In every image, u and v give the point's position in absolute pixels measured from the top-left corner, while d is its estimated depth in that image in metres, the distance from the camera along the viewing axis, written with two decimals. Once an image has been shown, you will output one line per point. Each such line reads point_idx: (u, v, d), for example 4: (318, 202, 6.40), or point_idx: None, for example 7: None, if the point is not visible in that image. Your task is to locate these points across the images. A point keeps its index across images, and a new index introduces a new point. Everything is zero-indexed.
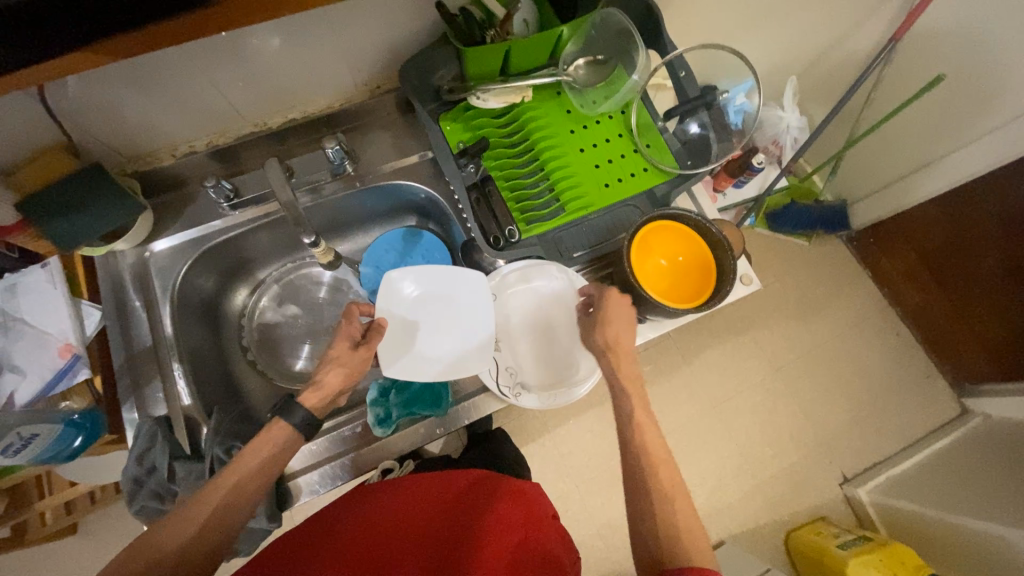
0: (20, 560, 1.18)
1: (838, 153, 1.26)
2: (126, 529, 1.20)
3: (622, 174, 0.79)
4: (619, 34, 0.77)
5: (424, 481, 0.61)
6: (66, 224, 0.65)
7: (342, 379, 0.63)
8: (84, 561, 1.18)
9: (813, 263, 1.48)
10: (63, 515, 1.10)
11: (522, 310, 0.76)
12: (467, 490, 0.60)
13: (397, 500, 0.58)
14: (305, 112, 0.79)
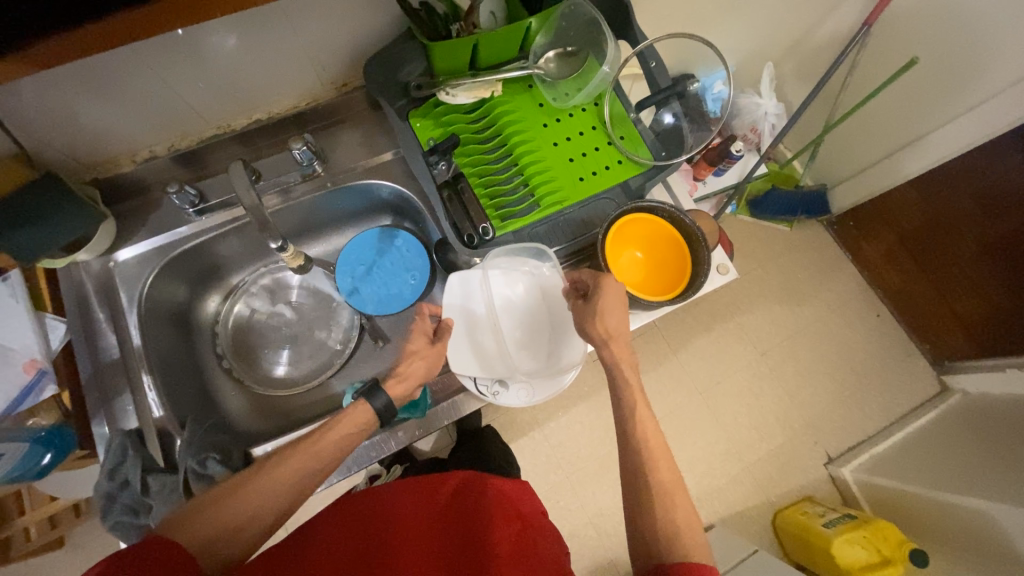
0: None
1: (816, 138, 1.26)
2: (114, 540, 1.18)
3: (597, 167, 0.78)
4: (588, 24, 0.76)
5: (413, 485, 0.60)
6: (24, 236, 0.62)
7: (423, 369, 0.69)
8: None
9: (795, 248, 1.49)
10: (47, 530, 1.08)
11: (508, 307, 0.75)
12: (458, 493, 0.59)
13: (387, 506, 0.57)
14: (271, 112, 0.77)
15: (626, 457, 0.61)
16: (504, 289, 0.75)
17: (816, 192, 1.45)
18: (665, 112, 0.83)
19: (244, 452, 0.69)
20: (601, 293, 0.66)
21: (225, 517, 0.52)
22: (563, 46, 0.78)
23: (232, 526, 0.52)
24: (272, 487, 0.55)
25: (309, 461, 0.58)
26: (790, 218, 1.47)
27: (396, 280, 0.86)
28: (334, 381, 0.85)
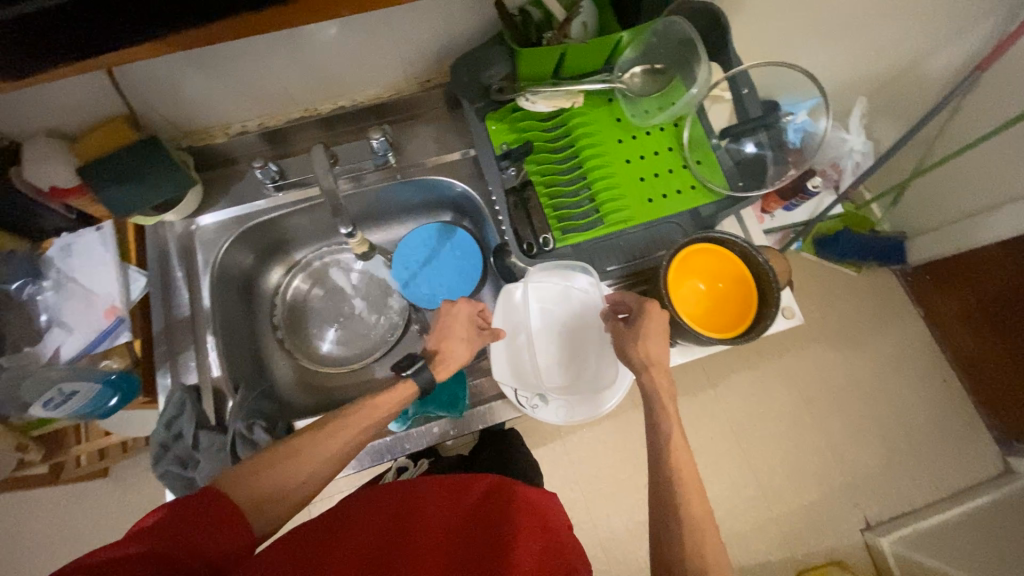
0: (55, 495, 1.26)
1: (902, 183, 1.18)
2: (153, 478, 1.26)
3: (667, 190, 0.76)
4: (681, 42, 0.73)
5: (439, 483, 0.59)
6: (121, 191, 0.68)
7: (465, 352, 0.71)
8: (112, 506, 1.26)
9: (859, 295, 1.40)
10: (96, 459, 1.17)
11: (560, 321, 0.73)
12: (483, 501, 0.58)
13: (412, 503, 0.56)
14: (354, 101, 0.80)
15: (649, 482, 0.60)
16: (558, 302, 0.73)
17: (893, 239, 1.35)
18: (747, 141, 0.80)
19: (287, 425, 0.71)
20: (643, 318, 0.65)
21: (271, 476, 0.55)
22: (652, 63, 0.77)
23: (282, 488, 0.55)
24: (319, 457, 0.58)
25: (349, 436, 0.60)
26: (859, 264, 1.38)
27: (449, 276, 0.87)
28: (375, 365, 0.86)
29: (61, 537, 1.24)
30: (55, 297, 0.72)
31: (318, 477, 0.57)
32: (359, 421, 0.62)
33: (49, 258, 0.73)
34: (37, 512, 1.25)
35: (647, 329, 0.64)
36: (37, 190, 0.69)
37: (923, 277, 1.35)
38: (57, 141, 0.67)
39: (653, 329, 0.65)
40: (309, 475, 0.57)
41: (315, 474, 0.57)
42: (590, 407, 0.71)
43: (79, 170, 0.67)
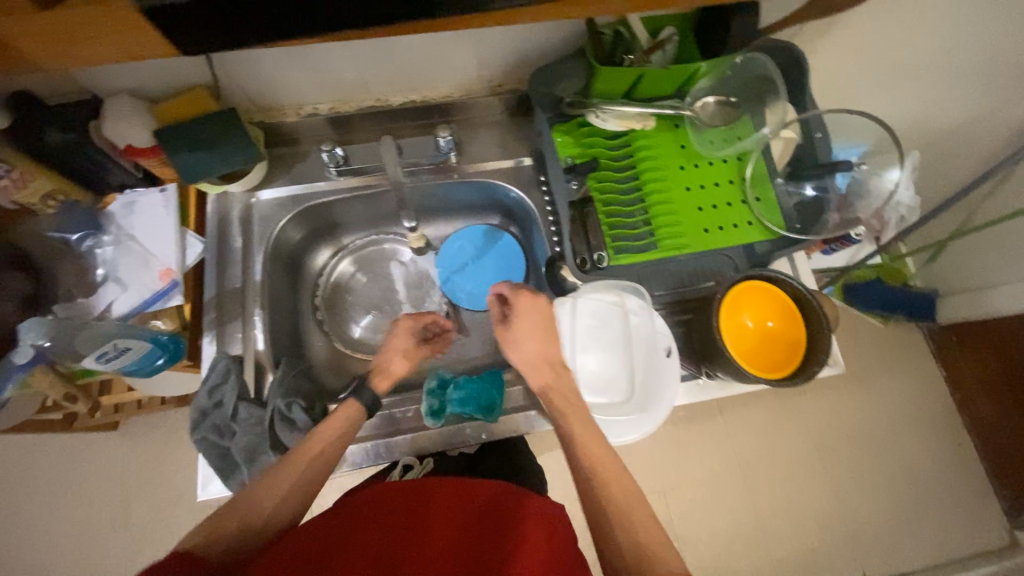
0: (60, 441, 1.27)
1: None
2: (159, 437, 1.27)
3: (724, 223, 0.76)
4: (758, 79, 0.75)
5: (421, 487, 0.56)
6: (194, 158, 0.70)
7: (405, 365, 0.72)
8: (119, 460, 1.26)
9: (886, 348, 1.37)
10: (110, 412, 1.18)
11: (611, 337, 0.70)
12: (475, 503, 0.55)
13: (400, 508, 0.53)
14: (424, 96, 0.81)
15: (591, 516, 0.55)
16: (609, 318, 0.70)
17: (926, 295, 1.33)
18: (808, 184, 0.79)
19: (324, 408, 0.72)
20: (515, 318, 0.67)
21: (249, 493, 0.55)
22: (726, 95, 0.77)
23: (253, 515, 0.54)
24: (282, 482, 0.57)
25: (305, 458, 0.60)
26: (886, 316, 1.36)
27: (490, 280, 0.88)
28: None
29: (61, 484, 1.24)
30: (113, 253, 0.73)
31: (294, 503, 0.56)
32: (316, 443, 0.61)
33: (110, 213, 0.74)
34: (44, 455, 1.25)
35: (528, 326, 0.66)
36: (112, 145, 0.70)
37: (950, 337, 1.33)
38: (139, 100, 0.68)
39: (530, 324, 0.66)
40: (284, 495, 0.56)
41: (290, 498, 0.57)
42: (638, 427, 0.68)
43: (156, 132, 0.68)
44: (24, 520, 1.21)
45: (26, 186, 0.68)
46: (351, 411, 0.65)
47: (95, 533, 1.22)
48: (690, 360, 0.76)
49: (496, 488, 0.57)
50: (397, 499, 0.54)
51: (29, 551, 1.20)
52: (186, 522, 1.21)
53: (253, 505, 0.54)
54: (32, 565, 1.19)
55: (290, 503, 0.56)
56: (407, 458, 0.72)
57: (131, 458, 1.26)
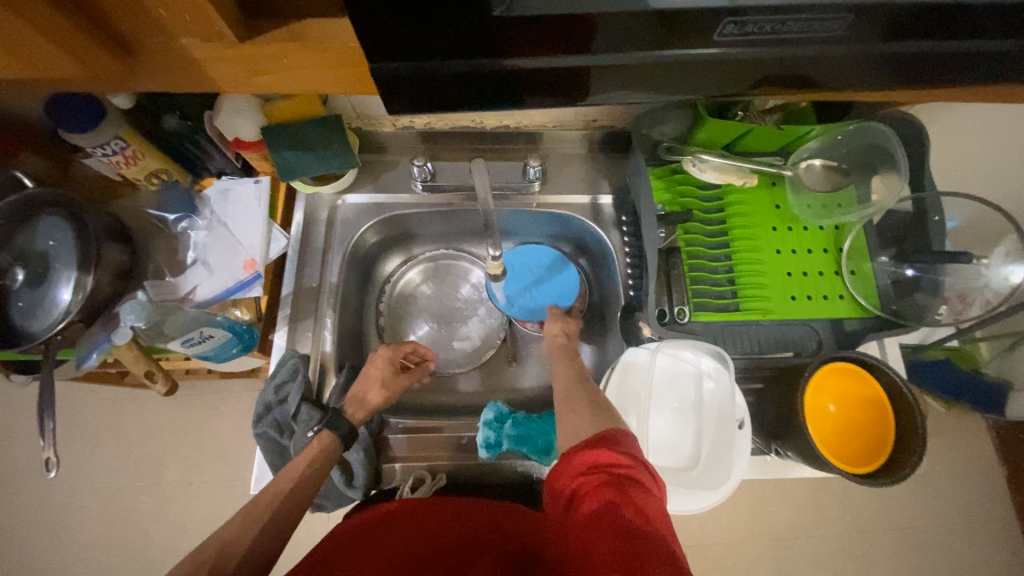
0: (95, 390, 1.29)
1: None
2: (189, 405, 1.28)
3: (814, 293, 0.71)
4: (871, 149, 0.71)
5: (409, 503, 0.61)
6: (293, 157, 0.71)
7: (382, 397, 0.70)
8: (157, 418, 1.27)
9: (971, 443, 1.20)
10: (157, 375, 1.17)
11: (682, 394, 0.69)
12: (462, 513, 0.60)
13: (395, 523, 0.58)
14: (518, 123, 0.83)
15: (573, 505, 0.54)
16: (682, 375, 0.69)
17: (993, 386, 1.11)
18: (909, 266, 0.73)
19: (380, 418, 0.74)
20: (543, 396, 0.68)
21: (220, 539, 0.54)
22: (835, 161, 0.73)
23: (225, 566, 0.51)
24: (247, 534, 0.55)
25: (261, 510, 0.57)
26: (949, 400, 1.18)
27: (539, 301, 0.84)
28: (460, 377, 0.85)
29: (87, 432, 1.26)
30: (205, 237, 0.76)
31: (264, 552, 0.54)
32: (283, 483, 0.61)
33: (205, 198, 0.77)
34: (87, 401, 1.28)
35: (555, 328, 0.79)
36: (221, 136, 0.72)
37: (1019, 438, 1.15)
38: (255, 97, 0.69)
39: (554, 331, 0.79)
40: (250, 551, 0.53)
41: (260, 549, 0.54)
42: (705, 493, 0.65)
43: (264, 129, 0.70)
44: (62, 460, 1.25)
45: (135, 164, 0.70)
46: (323, 441, 0.64)
47: (106, 486, 1.22)
48: (761, 432, 0.72)
49: (490, 510, 0.60)
50: (389, 516, 0.59)
51: (59, 493, 1.22)
52: (211, 492, 1.22)
53: (221, 557, 0.51)
54: (59, 507, 1.21)
55: (264, 553, 0.54)
56: (423, 471, 0.71)
57: (159, 420, 1.27)
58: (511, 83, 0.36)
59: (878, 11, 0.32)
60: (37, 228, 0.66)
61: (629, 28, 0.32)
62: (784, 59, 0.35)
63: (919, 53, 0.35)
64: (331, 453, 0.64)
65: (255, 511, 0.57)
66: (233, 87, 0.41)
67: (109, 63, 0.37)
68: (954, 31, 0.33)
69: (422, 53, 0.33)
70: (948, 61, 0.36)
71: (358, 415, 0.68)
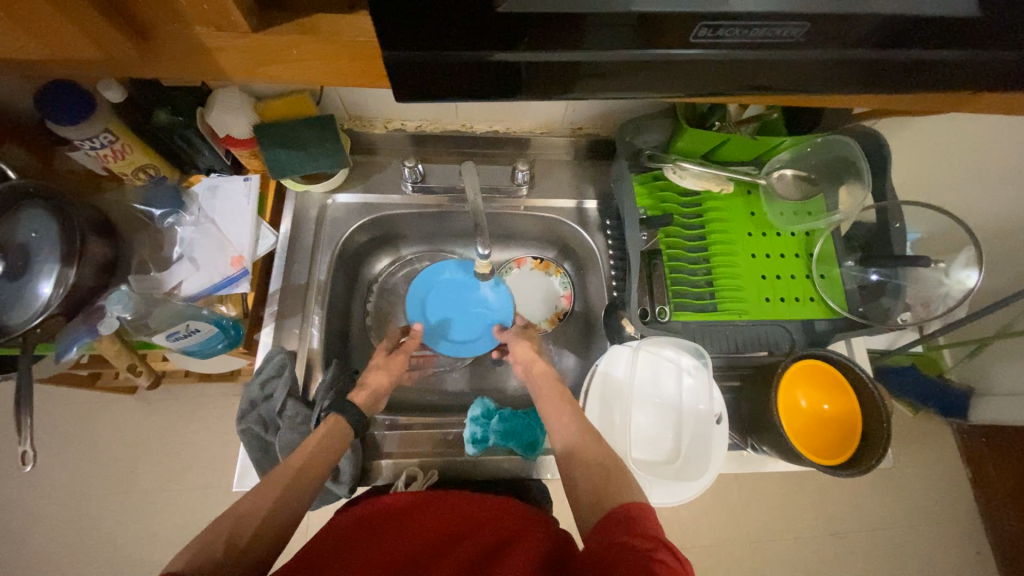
0: (65, 393, 1.24)
1: (982, 342, 1.10)
2: (165, 409, 1.25)
3: (786, 295, 0.74)
4: (837, 161, 0.76)
5: (400, 499, 0.61)
6: (285, 154, 0.72)
7: (383, 377, 0.73)
8: (130, 423, 1.23)
9: (938, 445, 1.25)
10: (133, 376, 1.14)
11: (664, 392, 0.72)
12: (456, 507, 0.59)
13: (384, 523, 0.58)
14: (507, 129, 0.85)
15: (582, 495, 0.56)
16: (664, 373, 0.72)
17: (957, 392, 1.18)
18: (873, 270, 0.76)
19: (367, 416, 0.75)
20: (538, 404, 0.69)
21: (234, 512, 0.54)
22: (805, 172, 0.77)
23: (236, 542, 0.51)
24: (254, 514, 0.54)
25: (276, 483, 0.57)
26: (917, 406, 1.22)
27: (478, 325, 0.86)
28: (447, 376, 0.86)
29: (56, 436, 1.21)
30: (191, 232, 0.75)
31: (278, 527, 0.54)
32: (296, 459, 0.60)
33: (193, 194, 0.77)
34: (56, 405, 1.23)
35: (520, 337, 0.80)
36: (212, 132, 0.72)
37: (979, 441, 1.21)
38: (248, 95, 0.70)
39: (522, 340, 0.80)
40: (263, 524, 0.53)
41: (273, 523, 0.54)
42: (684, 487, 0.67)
43: (255, 127, 0.71)
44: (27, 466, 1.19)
45: (123, 158, 0.70)
46: (331, 425, 0.64)
47: (75, 492, 1.18)
48: (738, 429, 0.75)
49: (490, 502, 0.61)
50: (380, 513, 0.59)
51: (24, 502, 1.17)
52: (187, 498, 1.18)
53: (233, 534, 0.52)
54: (24, 517, 1.16)
55: (274, 529, 0.54)
56: (416, 468, 0.70)
57: (133, 423, 1.23)
58: (506, 78, 0.38)
59: (847, 22, 0.35)
60: (17, 222, 0.64)
61: (618, 31, 0.35)
62: (758, 64, 0.39)
63: (879, 62, 0.39)
64: (342, 435, 0.64)
65: (268, 486, 0.57)
66: (241, 75, 0.41)
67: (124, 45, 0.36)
68: (914, 42, 0.37)
69: (426, 45, 0.35)
70: (905, 69, 0.40)
71: (362, 400, 0.69)
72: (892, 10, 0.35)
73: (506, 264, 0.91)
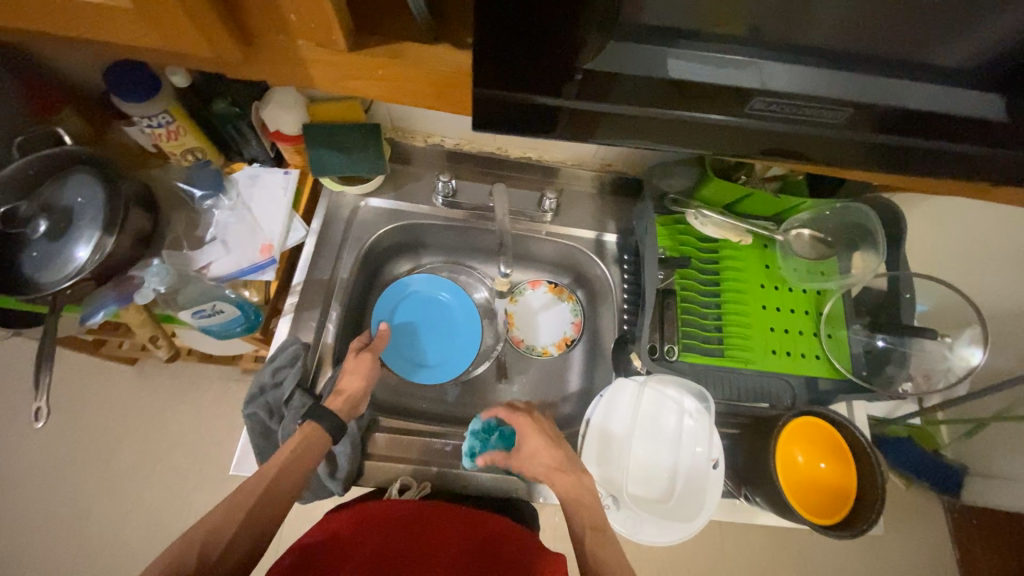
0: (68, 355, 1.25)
1: (983, 423, 1.09)
2: (163, 383, 1.25)
3: (793, 350, 0.76)
4: (855, 227, 0.78)
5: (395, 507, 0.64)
6: (326, 155, 0.75)
7: (358, 382, 0.70)
8: (125, 394, 1.24)
9: (929, 523, 1.23)
10: (137, 348, 1.15)
11: (666, 430, 0.72)
12: (452, 525, 0.64)
13: (378, 529, 0.63)
14: (541, 156, 0.88)
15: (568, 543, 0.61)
16: (669, 412, 0.73)
17: (953, 468, 1.16)
18: (880, 337, 0.78)
19: (372, 417, 0.75)
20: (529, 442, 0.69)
21: (205, 526, 0.56)
22: (822, 233, 0.80)
23: (207, 556, 0.54)
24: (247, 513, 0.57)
25: (242, 499, 0.58)
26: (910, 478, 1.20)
27: (444, 349, 0.87)
28: (448, 387, 0.86)
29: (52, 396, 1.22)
30: (227, 215, 0.78)
31: (250, 538, 0.57)
32: (268, 468, 0.61)
33: (234, 180, 0.80)
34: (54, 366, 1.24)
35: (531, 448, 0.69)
36: (263, 126, 0.76)
37: (970, 524, 1.19)
38: (303, 96, 0.74)
39: (534, 453, 0.68)
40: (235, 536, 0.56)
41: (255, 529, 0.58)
42: (670, 530, 0.67)
43: (306, 126, 0.74)
44: (17, 422, 1.19)
45: (175, 139, 0.74)
46: (306, 435, 0.64)
47: (61, 455, 1.18)
48: (732, 477, 0.75)
49: (478, 520, 0.65)
50: (376, 516, 0.64)
51: (7, 459, 1.17)
52: (166, 479, 1.18)
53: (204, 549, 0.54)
54: (5, 474, 1.16)
55: (243, 540, 0.57)
56: (411, 477, 0.72)
57: (130, 393, 1.24)
58: (560, 116, 0.41)
59: (874, 110, 0.38)
60: (66, 184, 0.66)
61: (660, 94, 0.38)
62: (794, 135, 0.41)
63: (904, 145, 0.41)
64: (315, 442, 0.64)
65: (241, 498, 0.58)
66: (329, 88, 0.44)
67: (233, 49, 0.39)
68: (936, 133, 0.40)
69: (489, 82, 0.38)
70: (926, 154, 0.42)
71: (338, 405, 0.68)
72: (919, 105, 0.38)
73: (522, 284, 0.93)
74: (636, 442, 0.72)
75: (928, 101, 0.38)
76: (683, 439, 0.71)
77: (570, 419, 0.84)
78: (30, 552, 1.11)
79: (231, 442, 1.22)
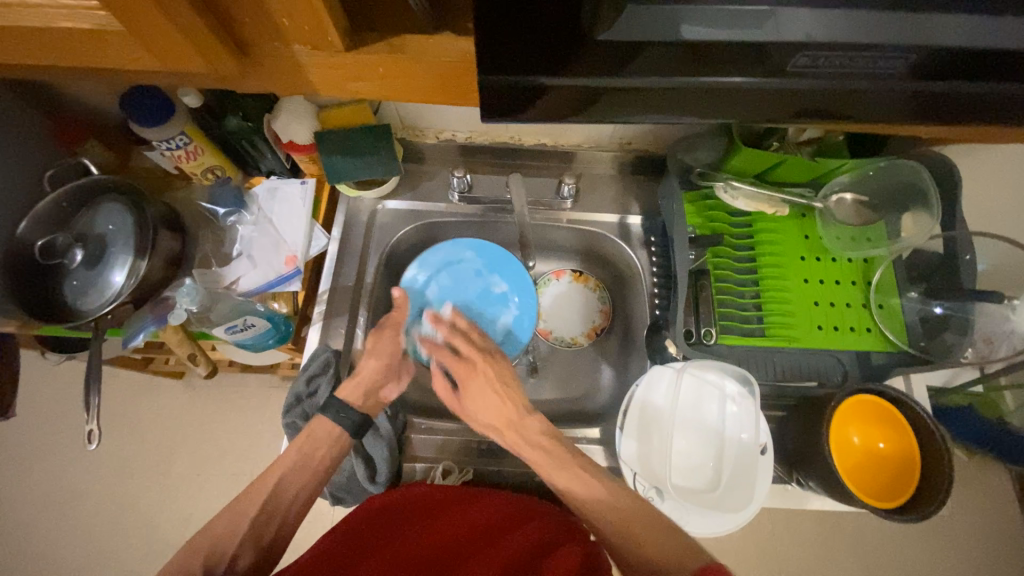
0: (120, 373, 1.31)
1: None
2: (207, 395, 1.30)
3: (841, 324, 0.71)
4: (902, 187, 0.72)
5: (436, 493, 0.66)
6: (340, 161, 0.75)
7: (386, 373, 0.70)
8: (172, 407, 1.30)
9: (994, 496, 1.14)
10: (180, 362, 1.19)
11: (707, 418, 0.69)
12: (492, 508, 0.64)
13: (417, 517, 0.64)
14: (555, 142, 0.86)
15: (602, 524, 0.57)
16: (708, 399, 0.70)
17: None
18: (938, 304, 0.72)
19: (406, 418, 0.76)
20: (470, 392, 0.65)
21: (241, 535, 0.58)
22: (866, 197, 0.74)
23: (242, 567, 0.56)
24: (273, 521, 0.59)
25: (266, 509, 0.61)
26: (975, 450, 1.11)
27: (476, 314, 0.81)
28: None
29: (107, 414, 1.28)
30: (251, 230, 0.79)
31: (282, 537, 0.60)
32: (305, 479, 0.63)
33: (254, 195, 0.81)
34: (107, 384, 1.30)
35: (473, 388, 0.64)
36: (276, 137, 0.76)
37: None
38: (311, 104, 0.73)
39: (478, 394, 0.65)
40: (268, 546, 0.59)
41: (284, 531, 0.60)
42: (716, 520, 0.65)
43: (317, 134, 0.74)
44: (79, 439, 1.27)
45: (194, 159, 0.75)
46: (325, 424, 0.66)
47: (121, 467, 1.25)
48: (782, 461, 0.71)
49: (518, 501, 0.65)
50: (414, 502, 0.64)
51: (73, 474, 1.25)
52: (217, 486, 1.23)
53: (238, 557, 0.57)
54: (75, 487, 1.24)
55: (265, 541, 0.59)
56: (451, 462, 0.73)
57: (178, 406, 1.29)
58: (565, 95, 0.39)
59: (921, 55, 0.34)
60: (96, 213, 0.68)
61: (673, 60, 0.35)
62: (820, 92, 0.38)
63: (944, 93, 0.37)
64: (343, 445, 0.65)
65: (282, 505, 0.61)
66: (328, 92, 0.43)
67: (228, 63, 0.39)
68: (991, 71, 0.35)
69: (489, 68, 0.36)
70: (969, 101, 0.38)
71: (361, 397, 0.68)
72: (973, 44, 0.33)
73: (545, 275, 0.91)
74: (676, 432, 0.69)
75: (985, 37, 0.33)
76: (724, 427, 0.69)
77: (607, 410, 0.82)
78: (101, 558, 1.19)
79: (275, 448, 1.26)
